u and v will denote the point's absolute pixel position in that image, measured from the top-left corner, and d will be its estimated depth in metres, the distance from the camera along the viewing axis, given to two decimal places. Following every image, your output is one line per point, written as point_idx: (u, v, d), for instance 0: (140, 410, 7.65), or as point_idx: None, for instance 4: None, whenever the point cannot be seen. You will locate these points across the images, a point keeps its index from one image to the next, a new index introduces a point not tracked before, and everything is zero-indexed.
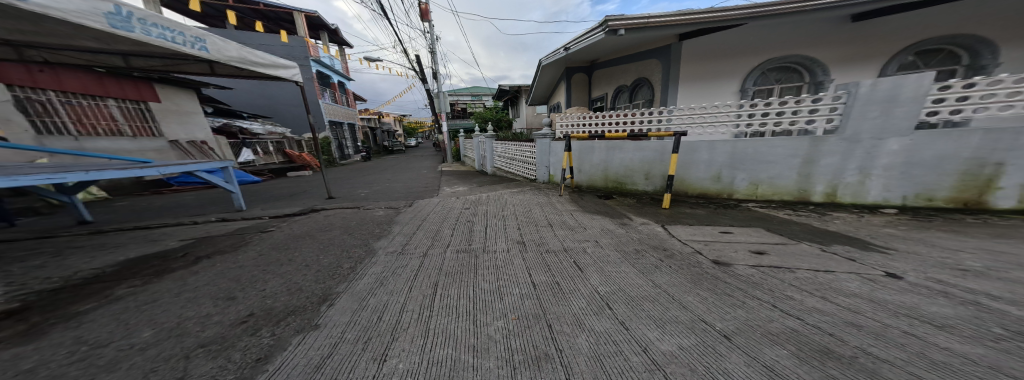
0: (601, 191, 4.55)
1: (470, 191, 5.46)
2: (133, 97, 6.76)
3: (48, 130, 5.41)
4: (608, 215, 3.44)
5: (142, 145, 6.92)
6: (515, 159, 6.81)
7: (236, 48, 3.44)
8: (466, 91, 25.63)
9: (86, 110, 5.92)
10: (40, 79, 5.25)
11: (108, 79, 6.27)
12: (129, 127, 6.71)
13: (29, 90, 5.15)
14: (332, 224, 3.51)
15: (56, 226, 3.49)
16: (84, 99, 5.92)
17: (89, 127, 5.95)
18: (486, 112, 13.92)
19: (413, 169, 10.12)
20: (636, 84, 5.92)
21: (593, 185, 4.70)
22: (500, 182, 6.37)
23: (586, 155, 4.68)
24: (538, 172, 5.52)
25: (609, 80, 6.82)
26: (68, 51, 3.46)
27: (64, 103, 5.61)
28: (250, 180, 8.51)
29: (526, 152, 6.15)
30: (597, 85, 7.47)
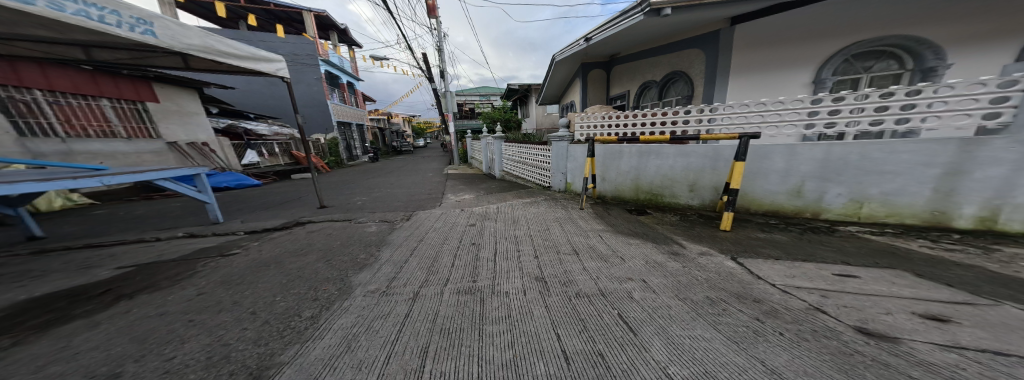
0: (631, 205, 3.72)
1: (477, 200, 4.80)
2: (128, 97, 6.69)
3: (33, 131, 5.27)
4: (649, 238, 2.69)
5: (139, 147, 6.82)
6: (527, 164, 6.10)
7: (198, 35, 2.91)
8: (474, 91, 25.26)
9: (76, 111, 5.83)
10: (25, 77, 5.13)
11: (103, 78, 6.25)
12: (123, 129, 6.59)
13: (14, 89, 5.05)
14: (309, 244, 2.89)
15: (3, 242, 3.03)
16: (73, 99, 5.82)
17: (79, 128, 5.84)
18: (495, 112, 13.27)
19: (418, 172, 9.58)
20: (669, 79, 5.15)
21: (620, 197, 3.89)
22: (510, 188, 5.69)
23: (612, 161, 3.87)
24: (553, 179, 4.80)
25: (633, 74, 6.05)
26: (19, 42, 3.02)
27: (52, 103, 5.51)
28: (248, 185, 8.16)
29: (539, 156, 5.43)
30: (617, 82, 6.72)
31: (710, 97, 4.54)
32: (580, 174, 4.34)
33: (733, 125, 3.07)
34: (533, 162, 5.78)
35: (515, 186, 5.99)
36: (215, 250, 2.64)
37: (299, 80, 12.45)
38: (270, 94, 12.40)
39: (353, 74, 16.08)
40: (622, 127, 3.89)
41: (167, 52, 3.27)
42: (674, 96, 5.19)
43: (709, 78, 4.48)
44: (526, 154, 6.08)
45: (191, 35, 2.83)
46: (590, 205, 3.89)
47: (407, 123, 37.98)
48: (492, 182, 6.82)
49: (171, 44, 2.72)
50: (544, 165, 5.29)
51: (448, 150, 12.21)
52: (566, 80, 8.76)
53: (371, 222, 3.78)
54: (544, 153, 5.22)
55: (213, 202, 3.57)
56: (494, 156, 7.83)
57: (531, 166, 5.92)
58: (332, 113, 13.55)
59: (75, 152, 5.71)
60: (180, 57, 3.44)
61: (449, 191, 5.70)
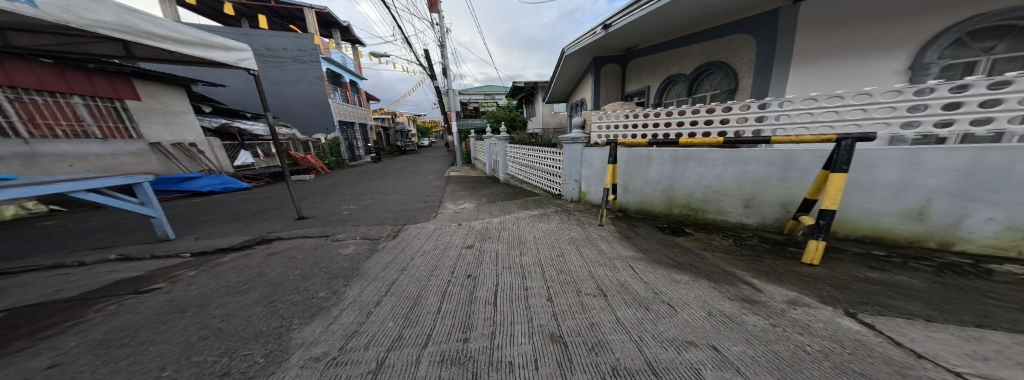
0: (661, 221, 3.01)
1: (477, 210, 4.19)
2: (105, 95, 6.41)
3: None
4: (700, 272, 2.00)
5: (115, 148, 6.53)
6: (535, 169, 5.44)
7: (112, 11, 2.28)
8: (480, 91, 24.71)
9: (41, 109, 5.53)
10: None
11: (72, 73, 5.95)
12: (98, 128, 6.32)
13: None
14: (259, 272, 2.29)
15: None
16: (42, 97, 5.58)
17: (43, 128, 5.55)
18: (500, 112, 12.59)
19: (419, 174, 9.03)
20: (703, 71, 4.54)
21: (647, 211, 3.19)
22: (515, 196, 5.01)
23: (637, 168, 3.16)
24: (564, 188, 4.14)
25: (656, 69, 5.35)
26: None
27: (12, 101, 5.19)
28: (236, 188, 7.65)
29: (548, 160, 4.78)
30: (632, 78, 6.06)
31: (763, 90, 3.86)
32: (598, 183, 3.65)
33: (815, 124, 2.33)
34: (541, 167, 5.11)
35: (520, 193, 5.33)
36: (135, 280, 2.07)
37: (296, 79, 12.04)
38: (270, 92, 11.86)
39: (355, 73, 15.63)
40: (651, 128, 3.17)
41: (98, 36, 2.77)
42: (710, 90, 4.56)
43: (764, 68, 3.83)
44: (534, 157, 5.41)
45: (101, 9, 2.19)
46: (610, 222, 3.20)
47: (412, 123, 37.51)
48: (495, 188, 6.16)
49: (70, 19, 2.04)
50: (554, 171, 4.63)
51: (450, 150, 11.63)
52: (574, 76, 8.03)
53: (348, 239, 3.16)
54: (554, 157, 4.54)
55: (161, 216, 3.04)
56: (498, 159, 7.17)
57: (539, 171, 5.25)
58: (332, 112, 13.05)
59: (43, 154, 5.45)
60: (120, 44, 2.93)
61: (446, 199, 5.06)
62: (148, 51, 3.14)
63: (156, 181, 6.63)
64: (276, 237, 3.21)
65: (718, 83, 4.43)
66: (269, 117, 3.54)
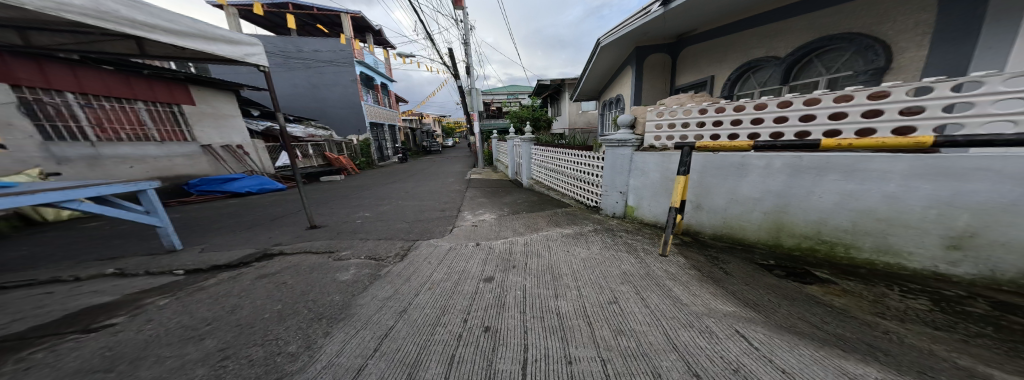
0: (768, 256, 2.16)
1: (498, 222, 3.60)
2: (163, 100, 6.99)
3: (61, 136, 5.44)
4: (897, 364, 1.13)
5: (170, 150, 7.01)
6: (565, 175, 4.69)
7: None
8: (506, 91, 24.34)
9: (109, 115, 6.09)
10: (52, 78, 5.30)
11: (136, 81, 6.52)
12: (156, 132, 6.87)
13: (40, 91, 5.21)
14: (240, 299, 1.92)
15: None
16: (110, 103, 6.13)
17: (110, 132, 6.08)
18: (523, 111, 11.90)
19: (440, 176, 8.71)
20: (814, 49, 3.46)
21: (743, 238, 2.35)
22: (541, 206, 4.32)
23: (731, 180, 2.31)
24: (603, 201, 3.31)
25: (726, 58, 4.35)
26: None
27: (84, 107, 5.74)
28: (272, 189, 7.90)
29: (582, 166, 4.05)
30: (683, 71, 5.12)
31: (944, 66, 2.58)
32: (652, 197, 2.76)
33: None
34: (573, 172, 4.36)
35: (547, 202, 4.62)
36: (99, 310, 1.74)
37: (331, 83, 12.53)
38: (309, 96, 12.49)
39: (385, 76, 16.05)
40: (751, 125, 2.25)
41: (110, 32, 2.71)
42: (825, 72, 3.48)
43: (962, 33, 2.49)
44: (564, 162, 4.67)
45: None
46: (676, 250, 2.38)
47: (439, 125, 38.35)
48: (517, 194, 5.52)
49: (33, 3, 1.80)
50: (591, 178, 3.84)
51: (472, 151, 11.23)
52: (605, 69, 7.08)
53: (350, 259, 2.72)
54: (592, 161, 3.78)
55: (167, 226, 2.86)
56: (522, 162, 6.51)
57: (570, 177, 4.49)
58: (365, 114, 13.40)
59: (106, 155, 5.93)
60: (134, 40, 2.89)
61: (462, 208, 4.52)
62: (162, 48, 3.08)
63: (203, 182, 7.02)
64: (278, 252, 2.88)
65: (842, 63, 3.31)
66: (278, 116, 3.31)
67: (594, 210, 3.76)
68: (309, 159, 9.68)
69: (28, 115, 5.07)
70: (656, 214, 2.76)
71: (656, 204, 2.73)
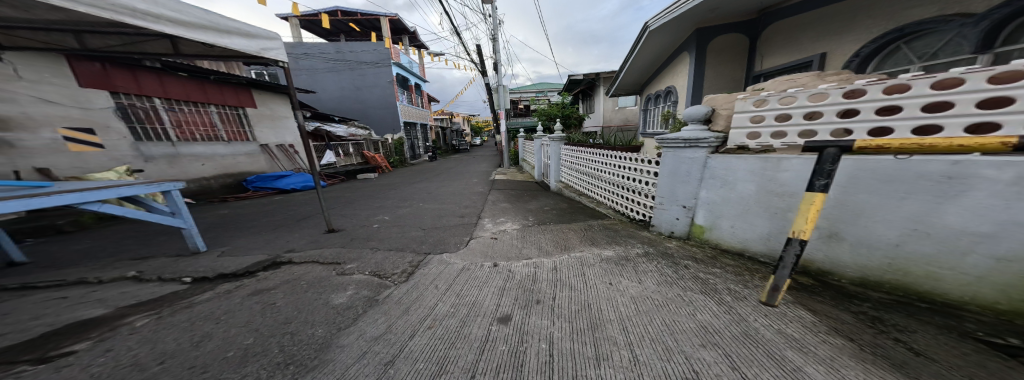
0: (1007, 331, 1.24)
1: (519, 236, 3.06)
2: (232, 104, 7.74)
3: (147, 136, 6.16)
4: None
5: (235, 149, 7.73)
6: (603, 179, 3.95)
7: None
8: (535, 88, 23.61)
9: (186, 118, 6.83)
10: (143, 85, 6.07)
11: (211, 86, 7.27)
12: (225, 133, 7.60)
13: (134, 97, 5.99)
14: (224, 321, 1.67)
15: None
16: (187, 107, 6.90)
17: (188, 133, 6.83)
18: (553, 107, 11.12)
19: (465, 176, 8.44)
20: None
21: (938, 293, 1.43)
22: (572, 216, 3.64)
23: (917, 197, 1.41)
24: (656, 215, 2.57)
25: (844, 28, 3.10)
26: (22, 30, 2.76)
27: (166, 110, 6.49)
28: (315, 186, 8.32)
29: (625, 170, 3.33)
30: (769, 52, 3.93)
31: None
32: (738, 216, 1.96)
33: None
34: (614, 177, 3.62)
35: (580, 211, 3.93)
36: (76, 329, 1.55)
37: (370, 85, 13.07)
38: (351, 98, 13.20)
39: (419, 76, 16.40)
40: (873, 116, 1.44)
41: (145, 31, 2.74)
42: None
43: None
44: (603, 164, 3.93)
45: None
46: (792, 298, 1.63)
47: (468, 124, 38.84)
48: (543, 199, 4.90)
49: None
50: (640, 185, 3.08)
51: (498, 151, 10.80)
52: (648, 65, 6.05)
53: (353, 274, 2.40)
54: (643, 164, 3.01)
55: (191, 227, 2.82)
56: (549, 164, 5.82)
57: (610, 183, 3.74)
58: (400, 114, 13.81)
59: (184, 153, 6.66)
60: (168, 39, 2.91)
61: (482, 215, 4.03)
62: (193, 47, 3.09)
63: (258, 178, 7.62)
64: (287, 260, 2.68)
65: None
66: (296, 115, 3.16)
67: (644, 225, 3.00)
68: (349, 158, 10.19)
69: (122, 118, 5.79)
70: (745, 239, 1.97)
71: (745, 226, 1.94)
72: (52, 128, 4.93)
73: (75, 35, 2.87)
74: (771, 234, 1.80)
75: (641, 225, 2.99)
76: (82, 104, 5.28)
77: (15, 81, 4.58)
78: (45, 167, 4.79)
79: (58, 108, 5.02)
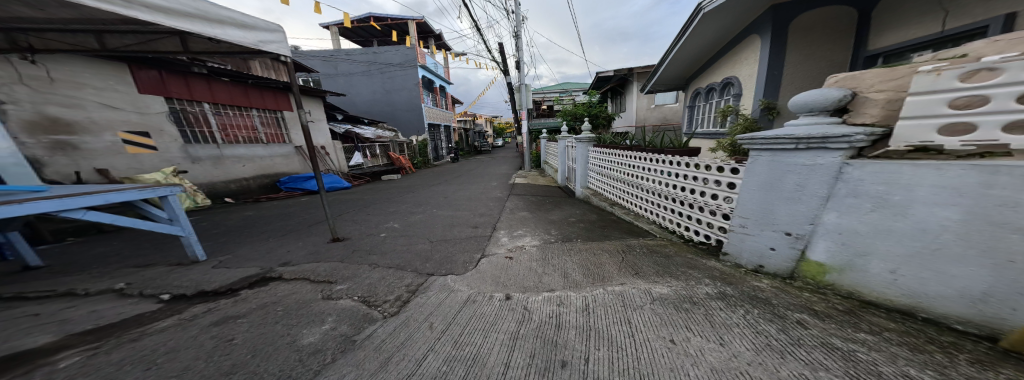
0: None
1: (539, 257, 2.52)
2: (270, 108, 7.98)
3: (196, 138, 6.34)
4: None
5: (272, 150, 7.91)
6: (643, 188, 3.26)
7: None
8: (560, 87, 22.79)
9: (229, 121, 7.01)
10: (194, 90, 6.28)
11: (253, 92, 7.50)
12: (264, 135, 7.82)
13: (185, 102, 6.17)
14: (158, 366, 1.31)
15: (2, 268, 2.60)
16: (231, 111, 7.10)
17: (231, 136, 7.04)
18: (579, 106, 10.42)
19: (484, 178, 8.04)
20: None
21: None
22: (604, 232, 3.00)
23: None
24: (738, 243, 1.90)
25: None
26: (50, 33, 2.81)
27: (213, 114, 6.70)
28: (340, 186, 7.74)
29: (675, 178, 2.67)
30: (894, 27, 2.87)
31: None
32: (908, 259, 1.20)
33: None
34: (661, 185, 2.92)
35: (613, 224, 3.27)
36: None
37: (396, 89, 13.31)
38: (379, 100, 13.56)
39: (443, 79, 16.46)
40: None
41: (152, 26, 2.64)
42: None
43: None
44: (645, 169, 3.23)
45: None
46: None
47: (490, 125, 38.69)
48: (568, 208, 4.29)
49: None
50: (700, 197, 2.38)
51: (520, 152, 10.32)
52: (699, 54, 5.10)
53: (339, 300, 2.01)
54: (702, 171, 2.33)
55: (188, 235, 2.62)
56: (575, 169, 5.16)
57: (654, 193, 3.04)
58: (424, 115, 13.88)
59: (227, 155, 6.82)
60: (176, 36, 2.81)
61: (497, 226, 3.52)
62: (201, 44, 2.97)
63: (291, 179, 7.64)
64: (278, 274, 2.37)
65: None
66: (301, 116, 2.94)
67: (708, 250, 2.29)
68: (376, 159, 10.25)
69: (175, 121, 6.00)
70: (923, 295, 1.19)
71: (919, 274, 1.19)
72: (112, 131, 5.07)
73: (93, 34, 2.85)
74: (991, 295, 1.03)
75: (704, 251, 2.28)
76: (140, 108, 5.47)
77: (84, 89, 4.77)
78: (105, 167, 4.92)
79: (117, 112, 5.17)
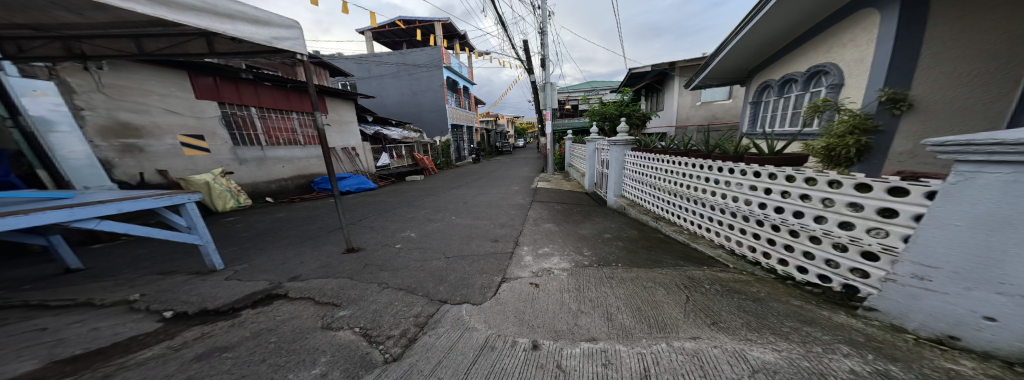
0: None
1: (568, 288, 2.10)
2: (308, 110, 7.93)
3: (241, 140, 6.26)
4: None
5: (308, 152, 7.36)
6: (706, 203, 2.63)
7: None
8: (585, 85, 21.94)
9: (273, 124, 6.96)
10: (242, 96, 6.26)
11: (293, 95, 7.38)
12: (303, 137, 7.72)
13: (235, 107, 6.18)
14: None
15: (47, 269, 2.71)
16: (274, 115, 7.06)
17: (274, 139, 6.99)
18: (609, 106, 9.71)
19: (505, 182, 7.71)
20: None
21: None
22: (653, 256, 2.46)
23: None
24: (903, 299, 1.27)
25: None
26: (99, 38, 2.94)
27: (259, 118, 6.64)
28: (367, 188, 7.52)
29: (762, 196, 2.08)
30: None
31: None
32: None
33: None
34: (738, 201, 2.30)
35: (663, 246, 2.68)
36: None
37: (422, 91, 13.50)
38: (406, 102, 13.86)
39: (468, 80, 16.49)
40: None
41: (178, 27, 2.62)
42: None
43: None
44: (709, 180, 2.61)
45: None
46: None
47: (512, 125, 38.46)
48: (599, 220, 3.78)
49: None
50: (812, 223, 1.75)
51: (543, 154, 9.86)
52: (771, 40, 4.25)
53: (338, 331, 1.74)
54: (815, 187, 1.72)
55: (206, 243, 2.50)
56: (607, 176, 4.57)
57: (727, 211, 2.41)
58: (448, 117, 13.95)
59: (269, 156, 6.75)
60: (203, 37, 2.79)
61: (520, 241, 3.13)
62: (226, 44, 2.94)
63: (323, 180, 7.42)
64: (284, 291, 2.17)
65: None
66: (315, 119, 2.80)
67: (828, 298, 1.64)
68: (402, 160, 10.37)
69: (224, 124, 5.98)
70: None
71: None
72: (172, 135, 5.19)
73: (132, 38, 2.91)
74: None
75: (818, 296, 1.66)
76: (196, 112, 5.54)
77: (150, 95, 4.91)
78: (164, 168, 5.05)
79: (176, 117, 5.26)
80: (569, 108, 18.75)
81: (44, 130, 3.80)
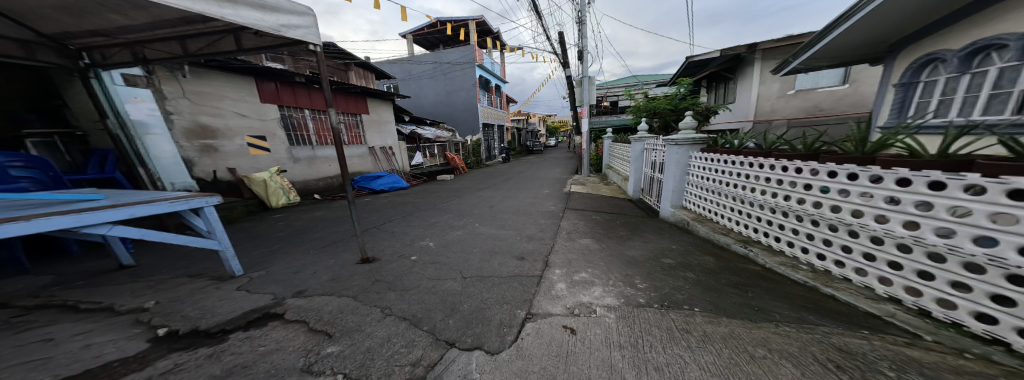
0: None
1: (622, 343, 1.50)
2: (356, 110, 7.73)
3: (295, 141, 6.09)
4: None
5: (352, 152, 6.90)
6: (840, 224, 1.91)
7: None
8: (623, 80, 20.37)
9: (322, 125, 6.82)
10: (298, 98, 6.14)
11: None
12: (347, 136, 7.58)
13: (292, 109, 6.08)
14: None
15: (102, 264, 2.87)
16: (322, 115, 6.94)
17: (324, 139, 6.82)
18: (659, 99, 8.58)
19: (534, 184, 7.15)
20: None
21: None
22: (750, 301, 1.72)
23: None
24: None
25: None
26: (153, 42, 3.04)
27: (310, 119, 6.52)
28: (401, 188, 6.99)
29: (945, 220, 1.38)
30: None
31: None
32: None
33: None
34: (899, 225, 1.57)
35: (760, 282, 1.94)
36: None
37: (456, 90, 13.52)
38: (442, 102, 14.03)
39: (501, 77, 16.21)
40: None
41: (204, 23, 2.55)
42: None
43: None
44: (776, 181, 2.40)
45: None
46: None
47: (545, 123, 37.56)
48: (651, 237, 3.04)
49: None
50: (968, 245, 1.29)
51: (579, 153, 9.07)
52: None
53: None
54: None
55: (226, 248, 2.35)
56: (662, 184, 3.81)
57: (797, 214, 2.22)
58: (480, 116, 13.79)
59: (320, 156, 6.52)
60: (230, 34, 2.72)
61: (552, 265, 2.56)
62: (253, 41, 2.85)
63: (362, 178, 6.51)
64: (283, 310, 1.88)
65: None
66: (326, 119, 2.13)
67: None
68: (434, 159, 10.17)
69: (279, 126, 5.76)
70: None
71: None
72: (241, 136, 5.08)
73: (177, 39, 2.95)
74: None
75: None
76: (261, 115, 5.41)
77: (224, 99, 4.85)
78: (235, 167, 4.96)
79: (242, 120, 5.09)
80: (607, 104, 17.42)
81: (140, 133, 3.92)
